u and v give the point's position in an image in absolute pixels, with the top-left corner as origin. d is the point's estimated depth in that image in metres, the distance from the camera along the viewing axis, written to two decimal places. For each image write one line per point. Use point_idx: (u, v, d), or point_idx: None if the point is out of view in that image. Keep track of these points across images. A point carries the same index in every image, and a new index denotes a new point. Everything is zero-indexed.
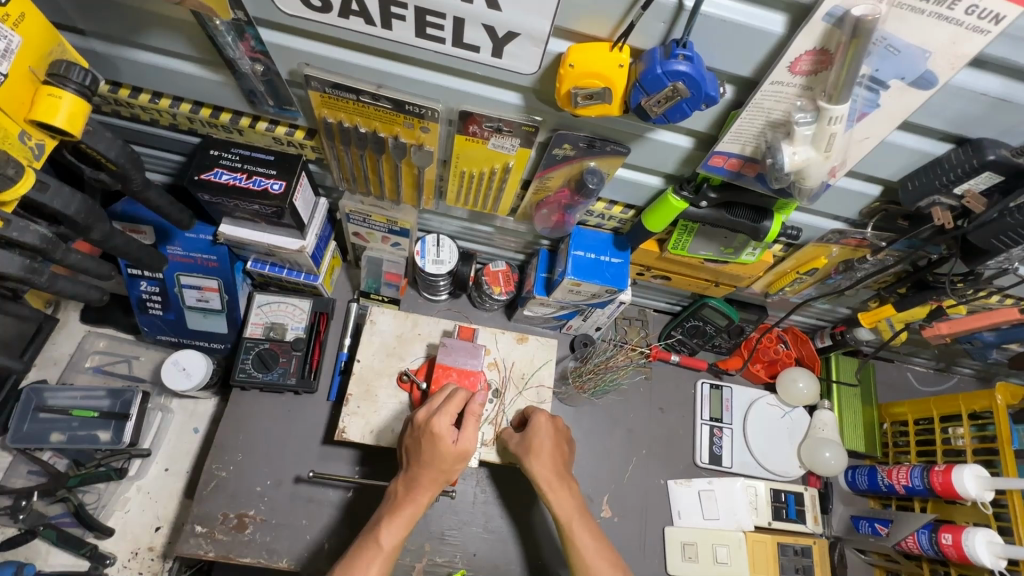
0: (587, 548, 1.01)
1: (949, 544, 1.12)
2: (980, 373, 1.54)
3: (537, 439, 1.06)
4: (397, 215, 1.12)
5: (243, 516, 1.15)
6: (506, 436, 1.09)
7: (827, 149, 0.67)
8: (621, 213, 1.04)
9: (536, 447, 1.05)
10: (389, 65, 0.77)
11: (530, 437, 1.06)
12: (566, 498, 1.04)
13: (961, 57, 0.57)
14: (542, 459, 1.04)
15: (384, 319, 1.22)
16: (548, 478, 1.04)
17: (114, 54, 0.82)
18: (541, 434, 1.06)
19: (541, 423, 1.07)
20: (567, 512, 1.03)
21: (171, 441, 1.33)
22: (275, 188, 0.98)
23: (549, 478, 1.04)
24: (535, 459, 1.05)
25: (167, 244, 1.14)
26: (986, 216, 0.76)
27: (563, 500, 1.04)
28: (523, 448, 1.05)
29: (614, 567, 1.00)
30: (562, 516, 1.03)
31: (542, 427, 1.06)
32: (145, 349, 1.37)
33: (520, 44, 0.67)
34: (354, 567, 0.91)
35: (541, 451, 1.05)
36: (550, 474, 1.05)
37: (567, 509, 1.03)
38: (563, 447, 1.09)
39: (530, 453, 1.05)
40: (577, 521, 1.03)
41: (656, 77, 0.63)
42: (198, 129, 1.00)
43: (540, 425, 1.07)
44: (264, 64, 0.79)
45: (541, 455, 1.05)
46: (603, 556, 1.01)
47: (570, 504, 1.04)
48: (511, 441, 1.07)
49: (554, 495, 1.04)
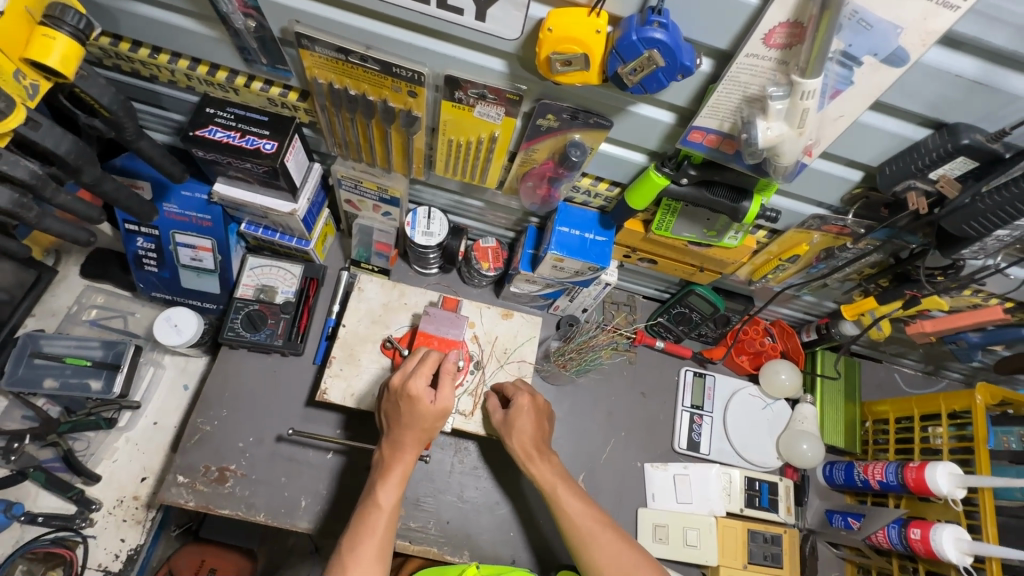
0: (575, 508, 1.06)
1: (918, 539, 1.11)
2: (969, 377, 1.53)
3: (518, 414, 1.09)
4: (387, 182, 1.13)
5: (224, 470, 1.18)
6: (489, 409, 1.11)
7: (800, 125, 0.68)
8: (607, 190, 1.05)
9: (516, 424, 1.09)
10: (378, 27, 0.79)
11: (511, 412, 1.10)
12: (548, 469, 1.10)
13: (932, 33, 0.58)
14: (523, 432, 1.09)
15: (371, 287, 1.24)
16: (529, 450, 1.10)
17: (114, 6, 0.85)
18: (522, 412, 1.09)
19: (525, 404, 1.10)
20: (549, 480, 1.09)
21: (161, 396, 1.37)
22: (267, 148, 1.00)
23: (530, 450, 1.10)
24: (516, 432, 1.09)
25: (163, 201, 1.17)
26: (959, 202, 0.75)
27: (544, 471, 1.10)
28: (505, 423, 1.09)
29: (604, 527, 1.05)
30: (545, 483, 1.09)
31: (528, 403, 1.10)
32: (141, 306, 1.41)
33: (503, 7, 0.69)
34: (360, 533, 0.93)
35: (522, 424, 1.09)
36: (529, 445, 1.10)
37: (550, 480, 1.09)
38: (544, 423, 1.13)
39: (511, 429, 1.09)
40: (561, 486, 1.08)
41: (631, 43, 0.64)
42: (195, 86, 1.02)
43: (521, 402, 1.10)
44: (256, 21, 0.81)
45: (522, 429, 1.09)
46: (596, 520, 1.05)
47: (552, 474, 1.10)
48: (494, 416, 1.10)
49: (533, 463, 1.10)
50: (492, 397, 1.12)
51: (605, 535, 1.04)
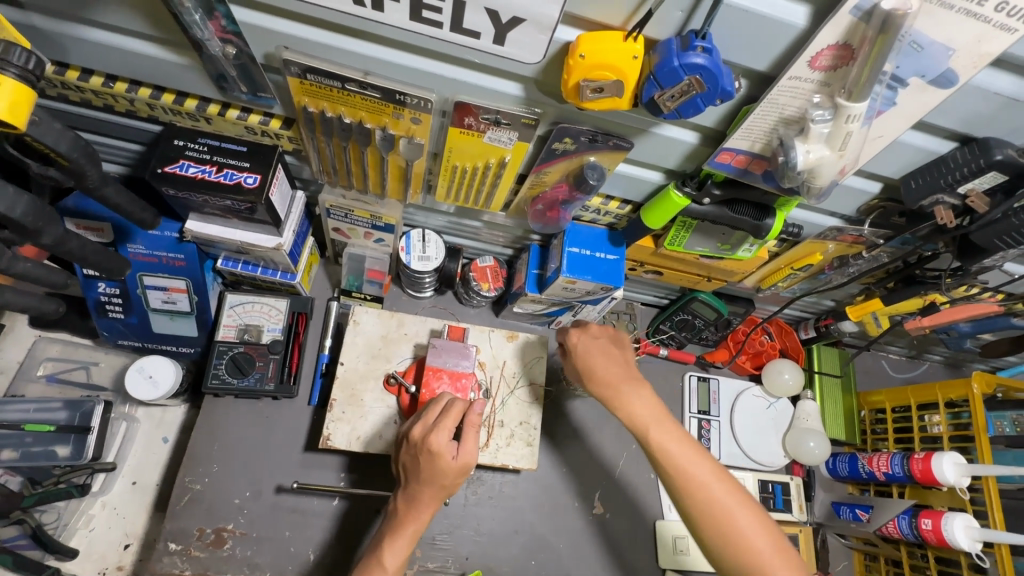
0: (675, 446, 0.85)
1: (929, 529, 1.15)
2: (950, 360, 1.60)
3: (591, 349, 0.98)
4: (381, 210, 1.05)
5: (221, 531, 1.09)
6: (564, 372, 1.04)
7: (842, 148, 0.66)
8: (618, 209, 1.00)
9: (592, 356, 0.96)
10: (377, 50, 0.71)
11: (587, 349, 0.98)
12: (632, 400, 0.91)
13: (984, 56, 0.56)
14: (606, 366, 0.95)
15: (368, 319, 1.15)
16: (614, 377, 0.94)
17: (60, 32, 0.73)
18: (597, 344, 0.98)
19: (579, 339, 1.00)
20: (640, 413, 0.89)
21: (137, 452, 1.25)
22: (249, 182, 0.89)
23: (610, 381, 0.94)
24: (595, 366, 0.96)
25: (127, 243, 1.05)
26: (990, 216, 0.76)
27: (635, 404, 0.91)
28: (583, 361, 0.97)
29: (709, 468, 0.83)
30: (635, 419, 0.89)
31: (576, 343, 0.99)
32: (105, 354, 1.27)
33: (526, 31, 0.62)
34: None
35: (594, 352, 0.97)
36: (610, 377, 0.94)
37: (644, 413, 0.89)
38: (621, 354, 0.98)
39: (588, 363, 0.97)
40: (660, 419, 0.88)
41: (672, 69, 0.59)
42: (159, 116, 0.91)
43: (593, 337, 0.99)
44: (236, 47, 0.72)
45: (601, 361, 0.96)
46: (698, 459, 0.84)
47: (641, 403, 0.90)
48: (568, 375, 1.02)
49: (621, 395, 0.92)
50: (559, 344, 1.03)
51: (715, 479, 0.82)
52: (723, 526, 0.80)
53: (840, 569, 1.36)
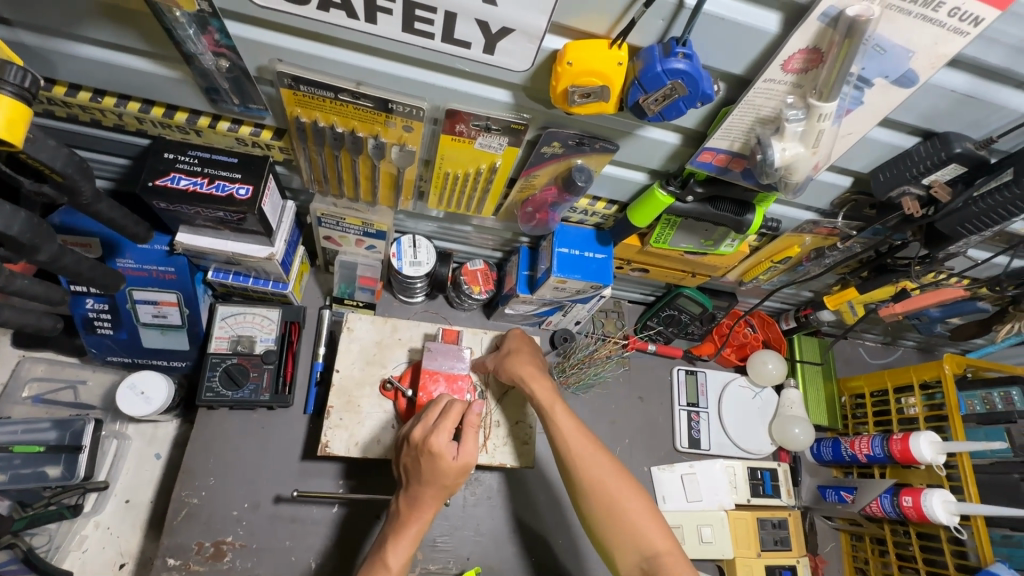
0: (565, 423, 0.98)
1: (910, 506, 1.20)
2: (922, 345, 1.67)
3: (511, 346, 1.11)
4: (373, 216, 1.06)
5: (220, 544, 1.08)
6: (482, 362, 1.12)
7: (815, 145, 0.70)
8: (604, 209, 1.03)
9: (509, 351, 1.08)
10: (368, 60, 0.73)
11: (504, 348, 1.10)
12: (545, 387, 1.02)
13: (941, 57, 0.60)
14: (520, 359, 1.07)
15: (362, 325, 1.15)
16: (529, 366, 1.05)
17: (48, 48, 0.73)
18: (513, 342, 1.11)
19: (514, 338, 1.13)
20: (545, 396, 1.01)
21: (129, 470, 1.23)
22: (241, 193, 0.90)
23: (528, 372, 1.04)
24: (509, 361, 1.07)
25: (116, 257, 1.04)
26: (953, 206, 0.81)
27: (540, 389, 1.02)
28: (499, 356, 1.09)
29: (592, 446, 0.96)
30: (541, 401, 1.01)
31: (512, 339, 1.11)
32: (93, 372, 1.25)
33: (515, 40, 0.65)
34: None
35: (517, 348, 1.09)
36: (528, 370, 1.05)
37: (548, 397, 1.01)
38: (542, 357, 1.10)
39: (505, 356, 1.08)
40: (558, 403, 1.00)
41: (656, 75, 0.62)
42: (148, 129, 0.91)
43: (511, 339, 1.12)
44: (229, 60, 0.73)
45: (514, 357, 1.08)
46: (583, 437, 0.96)
47: (549, 391, 1.02)
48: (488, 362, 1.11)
49: (531, 382, 1.03)
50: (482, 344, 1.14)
51: (595, 451, 0.95)
52: (602, 489, 0.92)
53: (828, 551, 1.42)
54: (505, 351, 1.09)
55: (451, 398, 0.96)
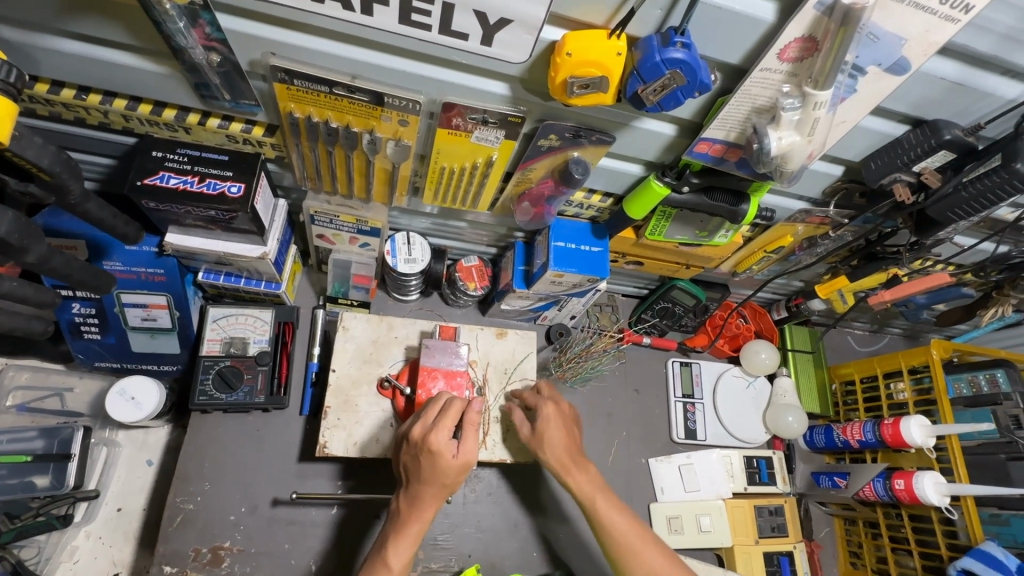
0: (618, 524, 0.95)
1: (902, 489, 1.22)
2: (908, 331, 1.71)
3: (543, 423, 1.00)
4: (367, 214, 1.05)
5: (217, 550, 1.07)
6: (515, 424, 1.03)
7: (810, 133, 0.71)
8: (600, 202, 1.04)
9: (548, 433, 0.99)
10: (364, 54, 0.72)
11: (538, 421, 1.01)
12: (584, 479, 0.98)
13: (932, 44, 0.62)
14: (557, 443, 0.99)
15: (357, 324, 1.14)
16: (566, 457, 0.99)
17: (30, 43, 0.71)
18: (549, 421, 1.00)
19: (546, 413, 1.01)
20: (587, 493, 0.97)
21: (120, 478, 1.20)
22: (233, 191, 0.88)
23: (563, 461, 0.99)
24: (547, 443, 0.99)
25: (103, 259, 1.01)
26: (943, 191, 0.83)
27: (585, 483, 0.98)
28: (535, 437, 1.00)
29: (643, 540, 0.95)
30: (583, 497, 0.97)
31: (544, 413, 1.00)
32: (80, 379, 1.22)
33: (514, 32, 0.64)
34: None
35: (551, 424, 1.00)
36: (563, 456, 0.99)
37: (598, 498, 0.97)
38: (574, 429, 1.04)
39: (543, 439, 1.00)
40: (602, 498, 0.97)
41: (654, 65, 0.63)
42: (134, 127, 0.89)
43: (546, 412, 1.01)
44: (221, 54, 0.72)
45: (551, 438, 0.99)
46: (635, 531, 0.95)
47: (590, 484, 0.98)
48: (521, 431, 1.02)
49: (570, 474, 0.98)
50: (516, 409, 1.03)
51: (649, 549, 0.94)
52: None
53: (823, 536, 1.46)
54: (534, 433, 1.00)
55: (450, 397, 0.95)
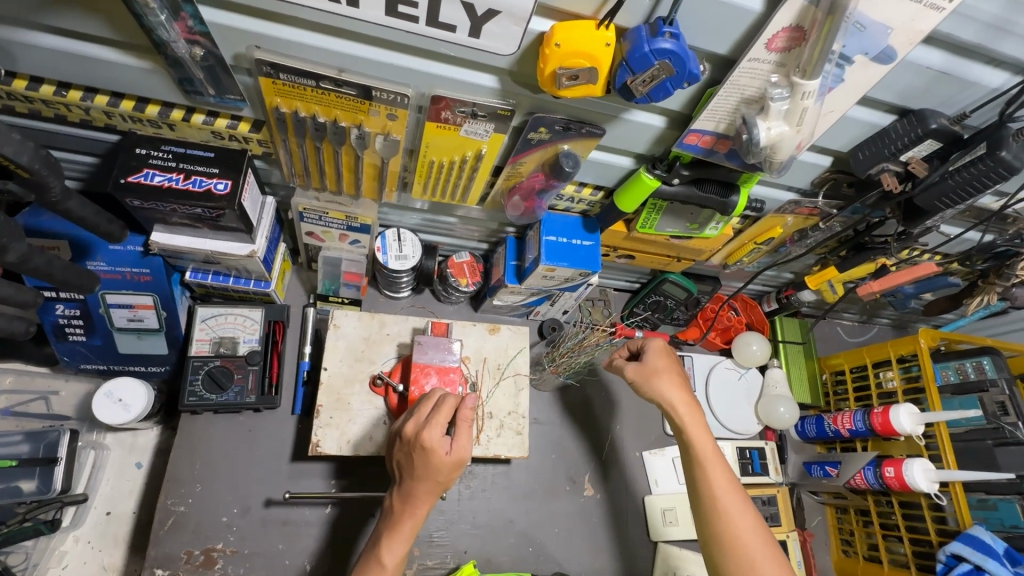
0: (719, 478, 0.91)
1: (892, 476, 1.24)
2: (896, 322, 1.73)
3: (655, 362, 1.01)
4: (356, 210, 1.04)
5: (210, 552, 1.06)
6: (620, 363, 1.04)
7: (799, 124, 0.71)
8: (591, 195, 1.03)
9: (656, 370, 1.00)
10: (352, 46, 0.71)
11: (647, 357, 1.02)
12: (697, 430, 0.95)
13: (917, 33, 0.62)
14: (668, 385, 0.98)
15: (348, 322, 1.12)
16: (677, 400, 0.97)
17: (6, 38, 0.70)
18: (656, 357, 1.01)
19: (658, 349, 1.02)
20: (695, 441, 0.94)
21: (109, 481, 1.19)
22: (219, 188, 0.87)
23: (676, 404, 0.97)
24: (657, 381, 0.99)
25: (87, 260, 0.99)
26: (930, 179, 0.84)
27: (697, 433, 0.95)
28: (643, 372, 1.01)
29: (743, 504, 0.89)
30: (690, 443, 0.94)
31: (655, 351, 1.02)
32: (65, 382, 1.21)
33: (501, 23, 0.64)
34: None
35: (664, 369, 1.00)
36: (678, 402, 0.97)
37: (704, 444, 0.94)
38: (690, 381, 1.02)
39: (654, 376, 1.00)
40: (710, 452, 0.93)
41: (643, 55, 0.62)
42: (117, 125, 0.87)
43: (654, 348, 1.02)
44: (204, 48, 0.70)
45: (660, 376, 0.99)
46: (734, 492, 0.90)
47: (704, 437, 0.94)
48: (628, 367, 1.03)
49: (680, 414, 0.96)
50: (616, 354, 1.06)
51: (745, 515, 0.88)
52: (743, 558, 0.86)
53: (815, 525, 1.47)
54: (646, 366, 1.01)
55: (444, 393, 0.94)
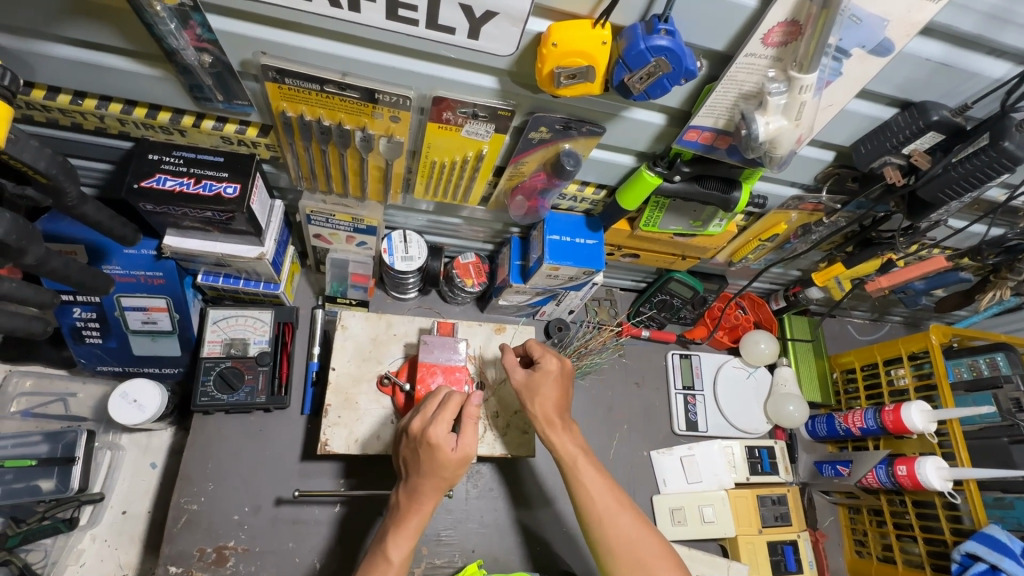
0: (591, 480, 0.96)
1: (905, 475, 1.22)
2: (909, 319, 1.71)
3: (541, 374, 1.01)
4: (363, 212, 1.06)
5: (222, 549, 1.07)
6: (510, 369, 1.03)
7: (798, 118, 0.71)
8: (593, 194, 1.04)
9: (538, 390, 1.00)
10: (352, 51, 0.73)
11: (536, 372, 1.01)
12: (567, 439, 0.99)
13: (914, 25, 0.62)
14: (546, 397, 1.00)
15: (355, 322, 1.14)
16: (551, 413, 1.00)
17: (25, 49, 0.72)
18: (546, 372, 1.01)
19: (550, 365, 1.02)
20: (570, 450, 0.98)
21: (125, 480, 1.22)
22: (229, 192, 0.89)
23: (550, 416, 1.00)
24: (530, 395, 1.01)
25: (103, 263, 1.02)
26: (932, 172, 0.83)
27: (563, 444, 0.99)
28: (528, 386, 1.01)
29: (617, 503, 0.95)
30: (566, 454, 0.98)
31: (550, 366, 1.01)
32: (82, 384, 1.24)
33: (500, 24, 0.65)
34: None
35: (546, 384, 1.00)
36: (551, 413, 1.00)
37: (570, 451, 0.98)
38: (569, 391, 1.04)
39: (534, 393, 1.00)
40: (582, 460, 0.98)
41: (639, 52, 0.63)
42: (130, 131, 0.90)
43: (547, 370, 1.02)
44: (212, 55, 0.73)
45: (537, 394, 1.01)
46: (609, 492, 0.96)
47: (573, 444, 0.99)
48: (516, 376, 1.02)
49: (549, 426, 0.99)
50: (511, 353, 1.03)
51: (620, 512, 0.94)
52: (629, 551, 0.92)
53: (827, 525, 1.45)
54: (523, 381, 1.01)
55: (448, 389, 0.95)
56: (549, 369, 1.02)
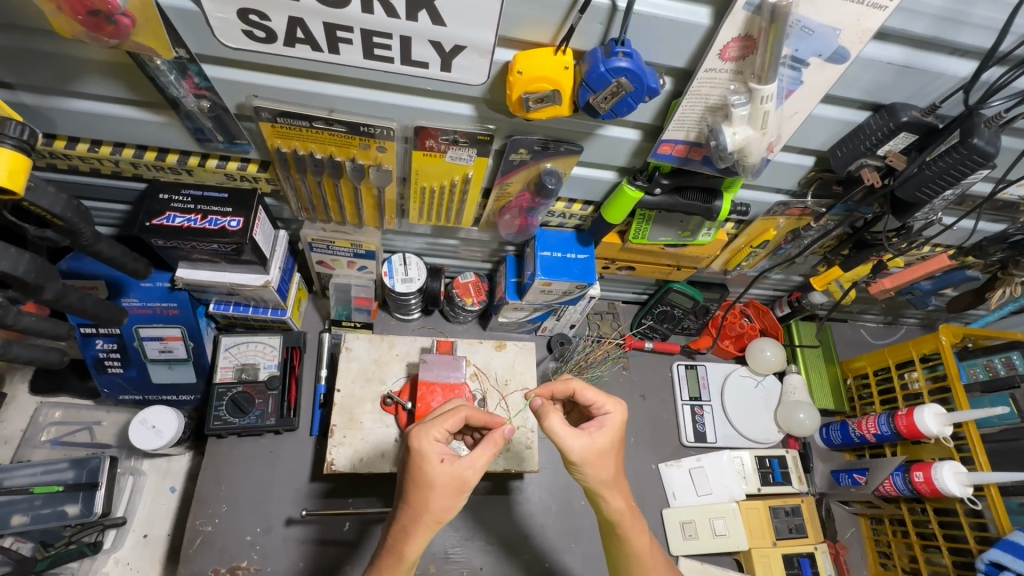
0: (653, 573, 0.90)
1: (922, 481, 1.18)
2: (924, 320, 1.67)
3: (603, 442, 0.83)
4: (361, 237, 1.11)
5: (235, 569, 1.10)
6: (565, 435, 0.82)
7: (763, 126, 0.73)
8: (581, 210, 1.07)
9: (600, 452, 0.83)
10: (336, 89, 0.78)
11: (592, 441, 0.83)
12: (639, 529, 0.88)
13: (866, 31, 0.64)
14: (607, 464, 0.84)
15: (359, 344, 1.18)
16: (613, 487, 0.85)
17: (45, 105, 0.80)
18: (608, 437, 0.84)
19: (610, 424, 0.85)
20: (639, 547, 0.88)
21: (147, 504, 1.27)
22: (232, 225, 0.95)
23: (617, 496, 0.85)
24: (595, 465, 0.83)
25: (121, 296, 1.09)
26: (908, 172, 0.84)
27: (637, 537, 0.88)
28: (588, 455, 0.82)
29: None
30: (635, 548, 0.89)
31: (611, 428, 0.85)
32: (107, 412, 1.30)
33: (469, 57, 0.69)
34: None
35: (603, 454, 0.83)
36: (613, 486, 0.84)
37: (643, 544, 0.88)
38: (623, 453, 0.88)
39: (595, 459, 0.83)
40: (648, 556, 0.89)
41: (600, 75, 0.66)
42: (143, 173, 0.97)
43: (608, 422, 0.86)
44: (210, 100, 0.79)
45: (605, 459, 0.83)
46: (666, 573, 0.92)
47: (644, 536, 0.89)
48: (573, 441, 0.82)
49: (608, 492, 0.84)
50: (559, 415, 0.82)
51: None
52: None
53: (848, 537, 1.40)
54: (585, 448, 0.82)
55: (467, 412, 0.87)
56: (610, 428, 0.85)
